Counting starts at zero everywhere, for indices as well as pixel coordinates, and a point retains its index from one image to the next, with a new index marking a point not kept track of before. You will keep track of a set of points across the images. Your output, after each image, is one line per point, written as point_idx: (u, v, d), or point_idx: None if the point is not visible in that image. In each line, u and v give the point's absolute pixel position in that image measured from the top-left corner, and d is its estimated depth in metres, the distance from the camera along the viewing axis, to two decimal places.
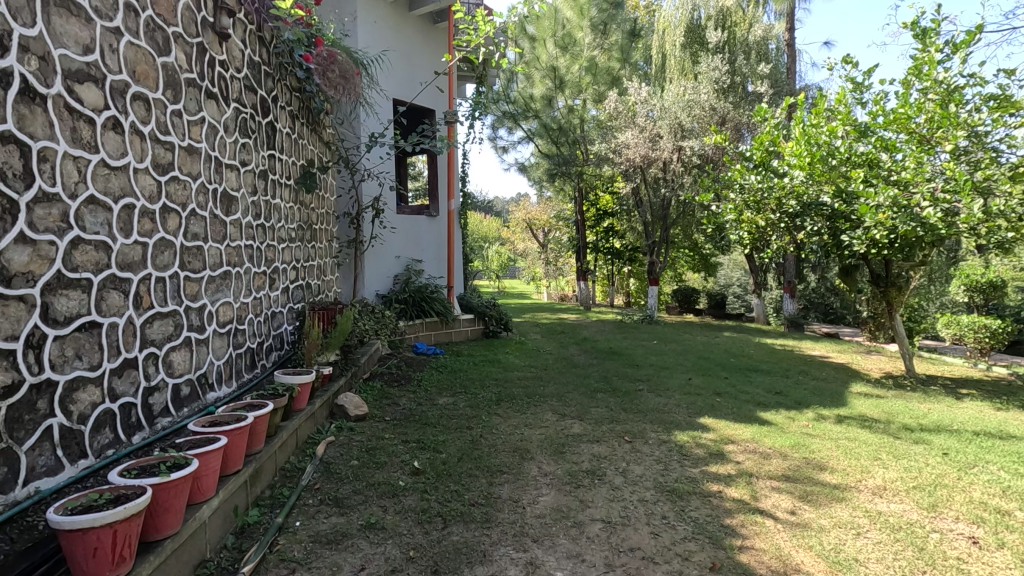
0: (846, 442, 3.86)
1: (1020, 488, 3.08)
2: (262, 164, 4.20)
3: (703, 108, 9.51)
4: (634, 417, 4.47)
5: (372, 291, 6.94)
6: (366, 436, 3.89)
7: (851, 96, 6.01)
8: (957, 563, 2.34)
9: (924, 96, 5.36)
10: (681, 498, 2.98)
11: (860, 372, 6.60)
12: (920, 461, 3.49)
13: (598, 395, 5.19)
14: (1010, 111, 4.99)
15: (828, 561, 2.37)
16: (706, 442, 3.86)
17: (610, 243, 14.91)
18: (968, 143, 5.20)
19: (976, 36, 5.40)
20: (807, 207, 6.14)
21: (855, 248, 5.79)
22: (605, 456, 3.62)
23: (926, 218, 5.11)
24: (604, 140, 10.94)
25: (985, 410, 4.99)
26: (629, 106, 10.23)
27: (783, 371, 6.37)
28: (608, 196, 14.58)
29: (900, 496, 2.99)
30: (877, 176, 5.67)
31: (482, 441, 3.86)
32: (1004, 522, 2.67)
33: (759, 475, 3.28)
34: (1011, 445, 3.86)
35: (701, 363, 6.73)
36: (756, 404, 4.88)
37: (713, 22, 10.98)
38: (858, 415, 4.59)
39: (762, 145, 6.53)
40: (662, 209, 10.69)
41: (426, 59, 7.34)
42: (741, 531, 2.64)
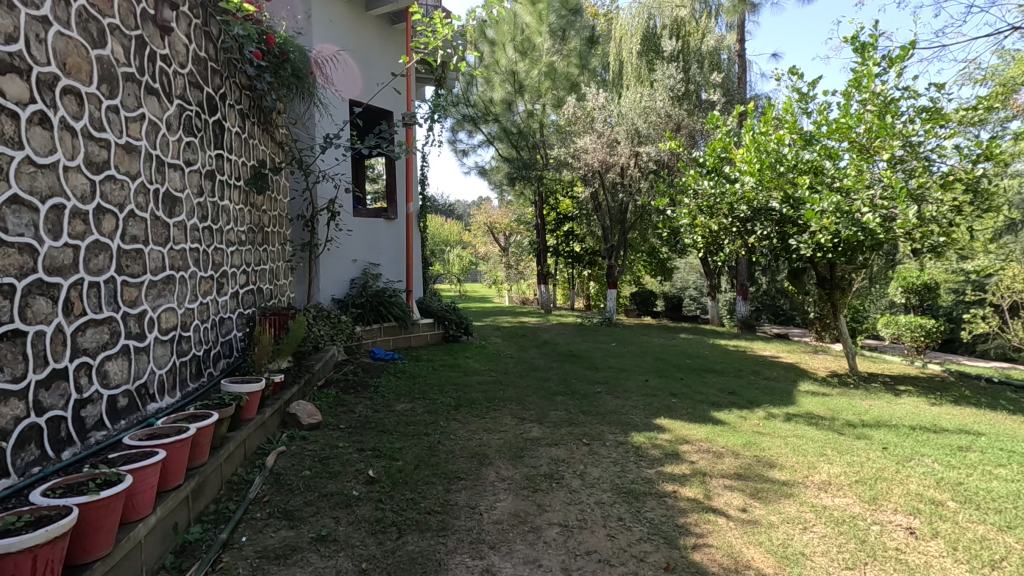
0: (794, 439, 3.99)
1: (953, 480, 3.25)
2: (208, 164, 4.02)
3: (659, 115, 9.73)
4: (592, 420, 4.50)
5: (328, 295, 6.78)
6: (320, 444, 3.78)
7: (798, 106, 6.25)
8: (896, 553, 2.44)
9: (863, 108, 5.63)
10: (637, 500, 3.01)
11: (808, 371, 6.86)
12: (862, 456, 3.64)
13: (558, 398, 5.21)
14: (940, 123, 5.32)
15: (777, 556, 2.43)
16: (661, 443, 3.92)
17: (570, 247, 15.06)
18: (904, 153, 5.49)
19: (909, 51, 5.71)
20: (757, 212, 6.36)
21: (803, 251, 6.02)
22: (563, 459, 3.63)
23: (866, 223, 5.35)
24: (563, 145, 11.03)
25: (921, 405, 5.26)
26: (588, 111, 10.34)
27: (736, 371, 6.55)
28: (568, 200, 14.73)
29: (843, 490, 3.10)
30: (821, 182, 5.89)
31: (440, 447, 3.81)
32: (937, 512, 2.81)
33: (712, 474, 3.35)
34: (944, 439, 4.07)
35: (658, 364, 6.86)
36: (710, 404, 4.99)
37: (668, 30, 11.28)
38: (806, 413, 4.76)
39: (714, 151, 6.74)
40: (620, 213, 10.86)
41: (383, 60, 7.24)
42: (695, 530, 2.68)
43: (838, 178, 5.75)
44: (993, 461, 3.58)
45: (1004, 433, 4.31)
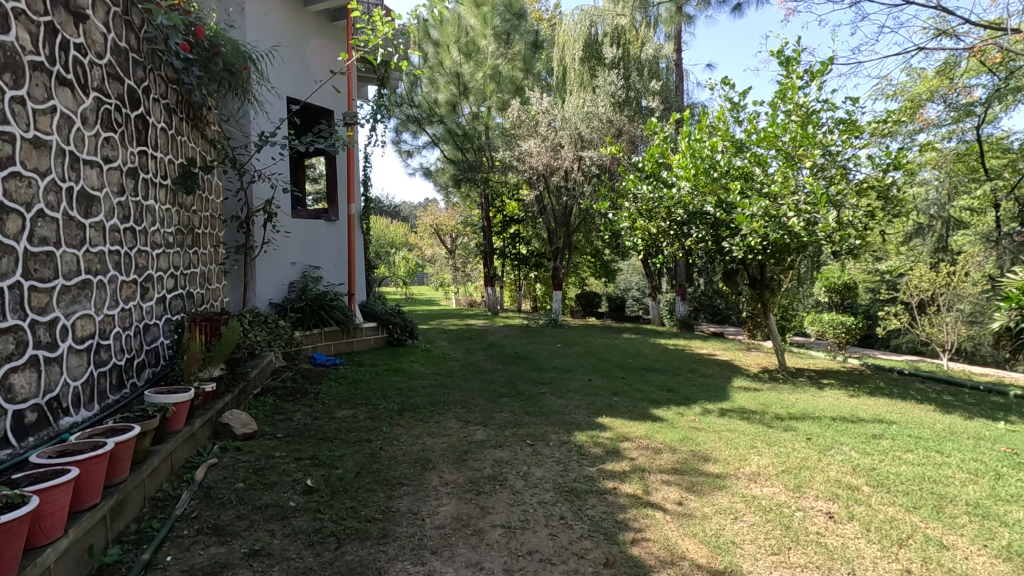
0: (727, 433, 4.18)
1: (868, 466, 3.49)
2: (131, 161, 3.79)
3: (601, 120, 9.98)
4: (536, 420, 4.54)
5: (265, 299, 6.52)
6: (255, 455, 3.62)
7: (730, 115, 6.55)
8: (817, 537, 2.60)
9: (788, 118, 5.96)
10: (578, 498, 3.06)
11: (741, 368, 7.20)
12: (788, 447, 3.85)
13: (502, 399, 5.22)
14: (855, 134, 5.72)
15: (709, 546, 2.54)
16: (603, 441, 4.00)
17: (517, 249, 15.17)
18: (824, 161, 5.87)
19: (828, 67, 6.11)
20: (692, 215, 6.62)
21: (735, 253, 6.32)
22: (507, 460, 3.64)
23: (792, 226, 5.66)
24: (508, 148, 11.08)
25: (842, 397, 5.64)
26: (532, 115, 10.42)
27: (675, 369, 6.79)
28: (514, 203, 14.81)
29: (771, 480, 3.27)
30: (751, 188, 6.19)
31: (382, 453, 3.73)
32: (854, 497, 3.01)
33: (651, 470, 3.45)
34: (860, 428, 4.37)
35: (601, 364, 7.00)
36: (649, 401, 5.15)
37: (609, 38, 11.58)
38: (738, 408, 4.99)
39: (652, 157, 6.97)
40: (565, 216, 11.03)
41: (323, 57, 7.06)
42: (633, 525, 2.76)
43: (767, 184, 6.06)
44: (902, 447, 3.88)
45: (912, 420, 4.68)
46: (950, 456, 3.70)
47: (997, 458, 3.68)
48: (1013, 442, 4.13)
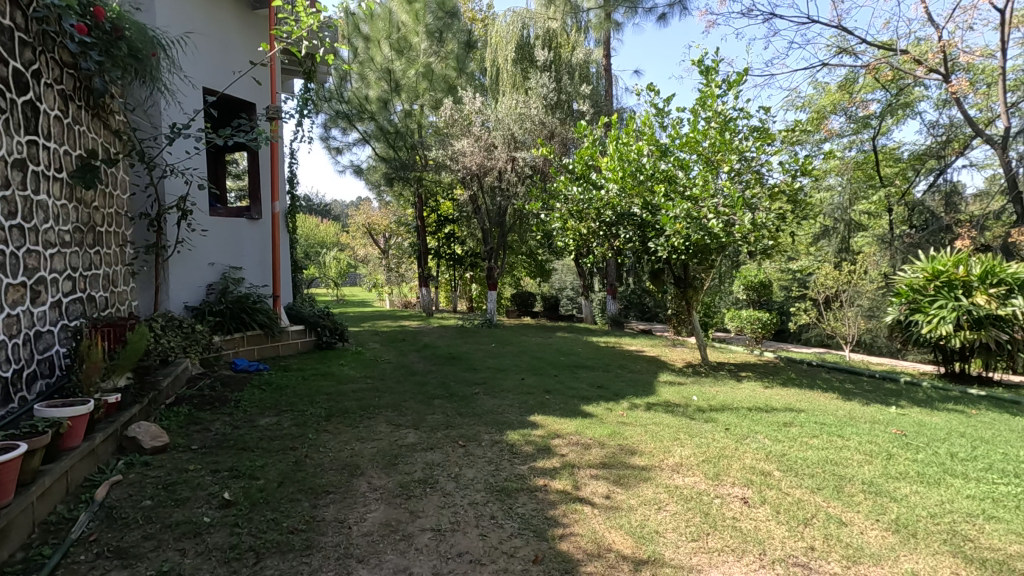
0: (653, 426, 4.34)
1: (779, 452, 3.73)
2: (17, 152, 3.43)
3: (534, 122, 10.09)
4: (469, 421, 4.52)
5: (180, 302, 6.10)
6: (165, 470, 3.38)
7: (655, 120, 6.78)
8: (733, 521, 2.74)
9: (708, 124, 6.26)
10: (509, 497, 3.08)
11: (667, 363, 7.51)
12: (708, 438, 4.05)
13: (435, 401, 5.16)
14: (767, 141, 6.09)
15: (635, 537, 2.62)
16: (534, 439, 4.05)
17: (452, 249, 15.07)
18: (740, 166, 6.22)
19: (744, 77, 6.48)
20: (621, 217, 6.83)
21: (661, 253, 6.56)
22: (438, 462, 3.60)
23: (711, 228, 5.95)
24: (440, 147, 10.98)
25: (757, 388, 6.01)
26: (465, 115, 10.37)
27: (605, 366, 6.98)
28: (448, 203, 14.70)
29: (692, 470, 3.42)
30: (675, 191, 6.44)
31: (308, 461, 3.59)
32: (766, 482, 3.20)
33: (580, 465, 3.52)
34: (773, 416, 4.67)
35: (534, 363, 7.07)
36: (580, 398, 5.26)
37: (541, 41, 11.74)
38: (664, 402, 5.19)
39: (582, 159, 7.12)
40: (499, 216, 11.08)
41: (242, 46, 6.69)
42: (563, 520, 2.80)
43: (689, 187, 6.33)
44: (809, 433, 4.18)
45: (819, 408, 5.05)
46: (850, 439, 4.02)
47: (889, 439, 4.04)
48: (902, 424, 4.55)
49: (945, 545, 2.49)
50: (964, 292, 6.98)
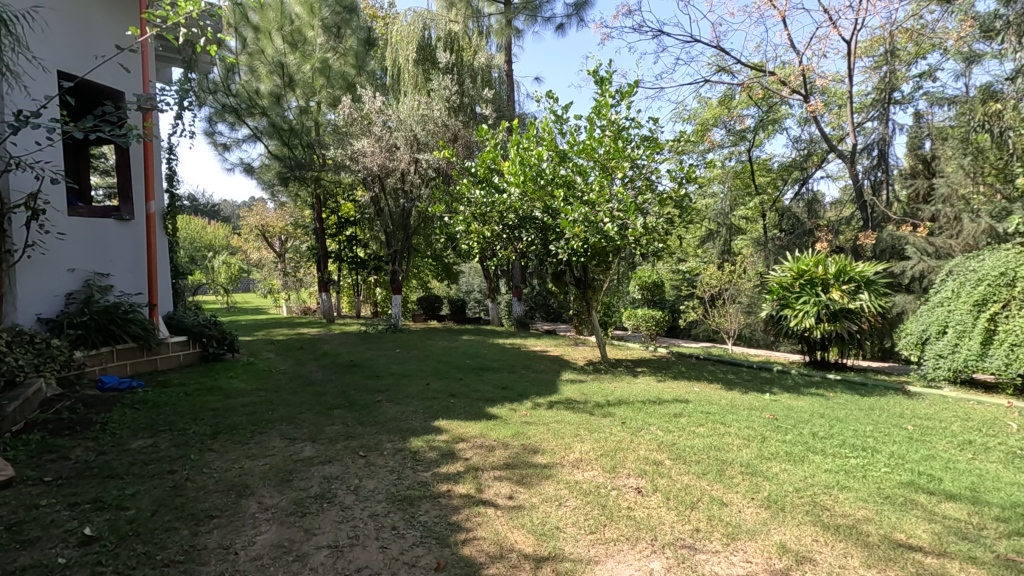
0: (554, 424, 4.46)
1: (669, 442, 3.98)
2: None
3: (436, 124, 10.01)
4: (370, 430, 4.38)
5: (31, 314, 5.34)
6: (9, 508, 2.93)
7: (554, 126, 6.97)
8: (628, 511, 2.88)
9: (602, 132, 6.56)
10: (411, 505, 3.01)
11: (569, 362, 7.77)
12: (606, 432, 4.23)
13: (334, 411, 4.94)
14: (656, 150, 6.49)
15: (536, 534, 2.67)
16: (438, 444, 3.99)
17: (354, 252, 14.57)
18: (633, 173, 6.57)
19: (634, 89, 6.86)
20: (522, 220, 6.97)
21: (561, 256, 6.78)
22: (336, 475, 3.44)
23: (607, 231, 6.25)
24: (339, 146, 10.57)
25: (651, 382, 6.38)
26: (364, 114, 10.07)
27: (510, 367, 7.07)
28: (349, 204, 14.23)
29: (591, 464, 3.55)
30: (574, 195, 6.67)
31: (188, 485, 3.28)
32: (657, 470, 3.40)
33: (484, 468, 3.53)
34: (664, 408, 4.97)
35: (439, 367, 7.01)
36: (485, 400, 5.28)
37: (442, 43, 11.70)
38: (565, 399, 5.35)
39: (484, 162, 7.15)
40: (402, 218, 10.86)
41: (105, 28, 6.01)
42: (465, 524, 2.79)
43: (586, 192, 6.60)
44: (696, 422, 4.49)
45: (705, 398, 5.46)
46: (730, 426, 4.38)
47: (763, 424, 4.44)
48: (774, 409, 5.03)
49: (807, 515, 2.78)
50: (823, 289, 7.87)
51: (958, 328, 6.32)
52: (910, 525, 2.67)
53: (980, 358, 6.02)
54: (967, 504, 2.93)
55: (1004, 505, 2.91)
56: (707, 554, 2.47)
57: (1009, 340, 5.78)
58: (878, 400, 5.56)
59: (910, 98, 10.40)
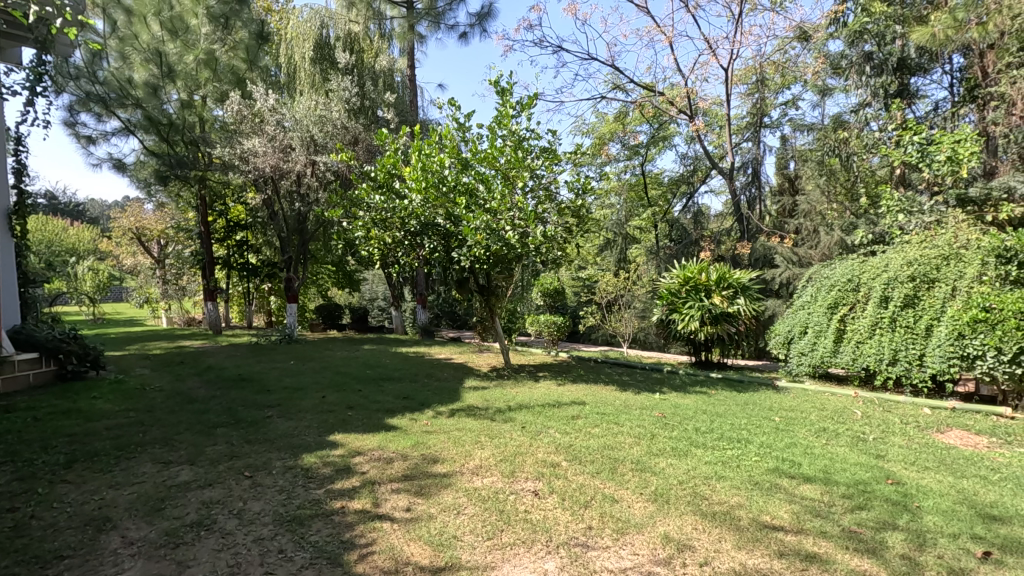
0: (455, 432, 4.43)
1: (567, 444, 4.10)
2: None
3: (335, 126, 9.66)
4: (258, 448, 4.10)
5: None
6: None
7: (457, 133, 6.96)
8: (525, 514, 2.92)
9: (503, 141, 6.66)
10: (302, 526, 2.84)
11: (472, 369, 7.77)
12: (506, 437, 4.27)
13: (217, 430, 4.55)
14: (554, 161, 6.71)
15: (433, 545, 2.63)
16: (333, 460, 3.82)
17: (245, 258, 13.63)
18: (533, 183, 6.75)
19: (534, 101, 7.03)
20: (424, 226, 6.89)
21: (462, 262, 6.79)
22: (217, 500, 3.17)
23: (508, 239, 6.37)
24: (227, 144, 9.86)
25: (552, 386, 6.56)
26: (255, 111, 9.49)
27: (412, 377, 6.94)
28: (239, 206, 13.32)
29: (490, 470, 3.57)
30: (476, 203, 6.70)
31: (33, 524, 2.86)
32: (554, 472, 3.49)
33: (381, 481, 3.42)
34: (562, 411, 5.12)
35: (337, 378, 6.73)
36: (384, 411, 5.14)
37: (341, 43, 11.34)
38: (467, 407, 5.35)
39: (384, 167, 6.96)
40: (298, 223, 10.35)
41: None
42: (360, 541, 2.69)
43: (488, 200, 6.66)
44: (591, 423, 4.69)
45: (600, 400, 5.70)
46: (623, 425, 4.61)
47: (652, 422, 4.73)
48: (663, 407, 5.36)
49: (689, 505, 2.99)
50: (706, 294, 8.54)
51: (816, 328, 7.14)
52: (775, 508, 2.95)
53: (833, 355, 6.84)
54: (821, 484, 3.30)
55: (849, 483, 3.32)
56: (599, 550, 2.57)
57: (855, 337, 6.63)
58: (752, 395, 6.13)
59: (778, 122, 11.62)
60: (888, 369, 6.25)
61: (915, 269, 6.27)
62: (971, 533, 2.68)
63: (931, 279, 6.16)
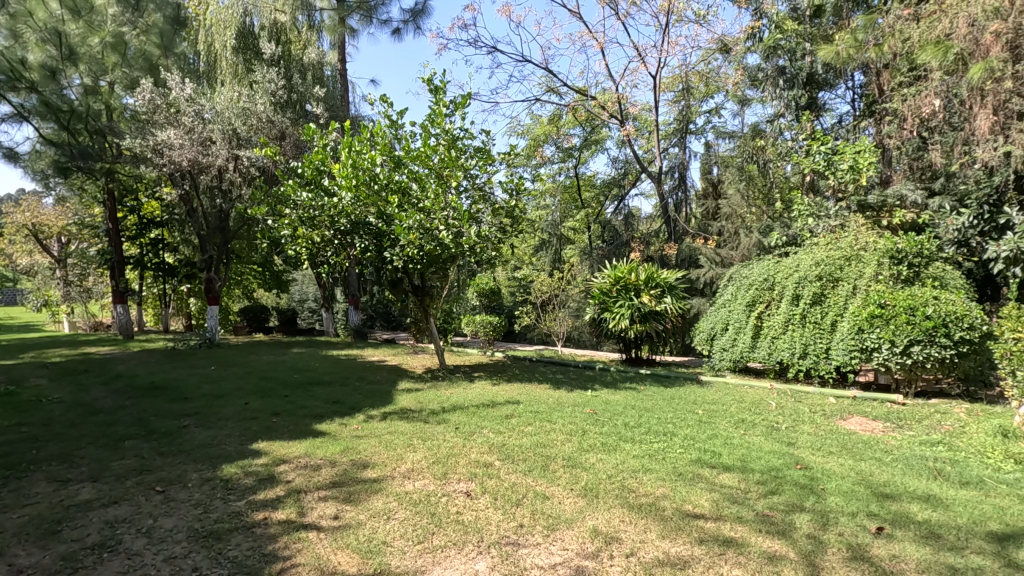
0: (386, 436, 4.34)
1: (500, 443, 4.12)
2: None
3: (260, 119, 9.22)
4: (172, 460, 3.83)
5: None
6: None
7: (389, 131, 6.82)
8: (457, 516, 2.91)
9: (437, 140, 6.60)
10: (219, 541, 2.69)
11: (406, 371, 7.65)
12: (439, 439, 4.23)
13: (125, 443, 4.22)
14: (489, 162, 6.72)
15: (361, 552, 2.56)
16: (255, 469, 3.64)
17: (160, 258, 12.73)
18: (467, 183, 6.74)
19: (468, 100, 7.01)
20: (355, 225, 6.70)
21: (395, 262, 6.68)
22: (123, 518, 2.94)
23: (442, 239, 6.33)
24: (138, 135, 9.15)
25: (487, 386, 6.57)
26: (171, 101, 8.89)
27: (342, 380, 6.72)
28: (154, 202, 12.45)
29: (422, 473, 3.52)
30: (408, 202, 6.60)
31: None
32: (487, 472, 3.49)
33: (307, 489, 3.29)
34: (496, 411, 5.14)
35: (262, 384, 6.41)
36: (312, 417, 4.95)
37: (266, 32, 10.85)
38: (399, 410, 5.25)
39: (312, 163, 6.71)
40: (219, 220, 9.79)
41: None
42: (283, 553, 2.57)
43: (421, 199, 6.58)
44: (525, 422, 4.73)
45: (534, 398, 5.78)
46: (555, 422, 4.69)
47: (584, 419, 4.83)
48: (594, 404, 5.50)
49: (617, 499, 3.08)
50: (635, 293, 8.84)
51: (736, 325, 7.56)
52: (697, 497, 3.10)
53: (751, 350, 7.28)
54: (739, 473, 3.49)
55: (763, 470, 3.53)
56: (529, 547, 2.60)
57: (770, 333, 7.08)
58: (678, 390, 6.40)
59: (702, 129, 12.21)
60: (798, 362, 6.70)
61: (822, 269, 6.78)
62: (868, 510, 2.92)
63: (835, 278, 6.69)
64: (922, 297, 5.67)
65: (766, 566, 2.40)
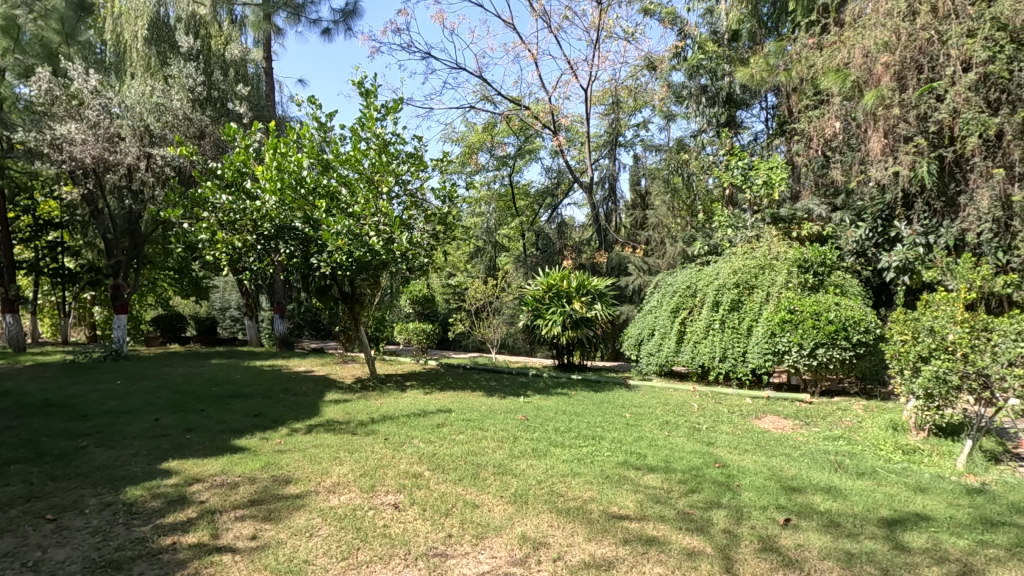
0: (311, 449, 4.17)
1: (431, 452, 4.06)
2: None
3: (176, 116, 8.64)
4: (66, 485, 3.49)
5: None
6: None
7: (317, 133, 6.61)
8: (383, 529, 2.83)
9: (368, 144, 6.46)
10: (119, 571, 2.47)
11: (335, 381, 7.39)
12: (367, 451, 4.11)
13: (11, 468, 3.81)
14: (421, 168, 6.66)
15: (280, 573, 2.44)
16: (164, 491, 3.38)
17: (60, 262, 11.66)
18: (398, 189, 6.64)
19: (400, 105, 6.91)
20: (280, 230, 6.43)
21: (323, 269, 6.46)
22: (4, 552, 2.64)
23: (373, 245, 6.20)
24: (33, 127, 8.35)
25: (418, 395, 6.45)
26: (72, 92, 8.20)
27: (265, 392, 6.39)
28: (52, 201, 11.41)
29: (348, 487, 3.41)
30: (337, 207, 6.40)
31: None
32: (416, 483, 3.43)
33: (223, 509, 3.10)
34: (428, 420, 5.06)
35: (175, 398, 5.99)
36: (230, 432, 4.68)
37: (183, 24, 10.07)
38: (326, 422, 5.06)
39: (233, 164, 6.38)
40: (129, 223, 9.10)
41: None
42: None
43: (351, 204, 6.41)
44: (456, 430, 4.69)
45: (467, 406, 5.73)
46: (487, 430, 4.68)
47: (516, 425, 4.85)
48: (526, 410, 5.54)
49: (545, 503, 3.11)
50: (567, 300, 9.00)
51: (662, 330, 7.86)
52: (622, 498, 3.19)
53: (676, 354, 7.60)
54: (662, 473, 3.63)
55: (685, 470, 3.69)
56: (457, 557, 2.57)
57: (693, 338, 7.42)
58: (608, 394, 6.57)
59: (631, 142, 12.70)
60: (719, 365, 7.06)
61: (739, 277, 7.19)
62: (777, 503, 3.12)
63: (751, 286, 7.12)
64: (826, 303, 6.15)
65: (685, 562, 2.50)
